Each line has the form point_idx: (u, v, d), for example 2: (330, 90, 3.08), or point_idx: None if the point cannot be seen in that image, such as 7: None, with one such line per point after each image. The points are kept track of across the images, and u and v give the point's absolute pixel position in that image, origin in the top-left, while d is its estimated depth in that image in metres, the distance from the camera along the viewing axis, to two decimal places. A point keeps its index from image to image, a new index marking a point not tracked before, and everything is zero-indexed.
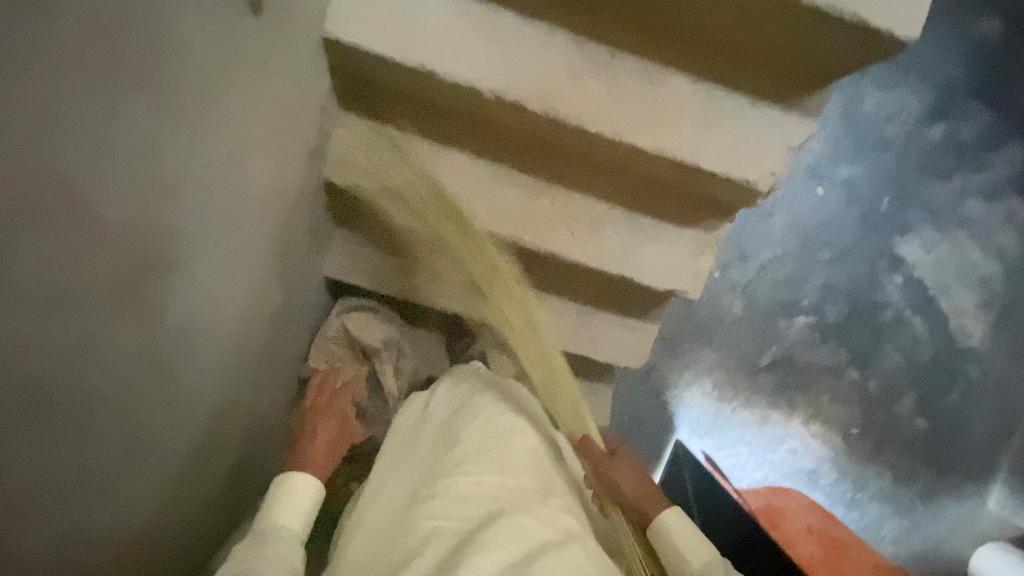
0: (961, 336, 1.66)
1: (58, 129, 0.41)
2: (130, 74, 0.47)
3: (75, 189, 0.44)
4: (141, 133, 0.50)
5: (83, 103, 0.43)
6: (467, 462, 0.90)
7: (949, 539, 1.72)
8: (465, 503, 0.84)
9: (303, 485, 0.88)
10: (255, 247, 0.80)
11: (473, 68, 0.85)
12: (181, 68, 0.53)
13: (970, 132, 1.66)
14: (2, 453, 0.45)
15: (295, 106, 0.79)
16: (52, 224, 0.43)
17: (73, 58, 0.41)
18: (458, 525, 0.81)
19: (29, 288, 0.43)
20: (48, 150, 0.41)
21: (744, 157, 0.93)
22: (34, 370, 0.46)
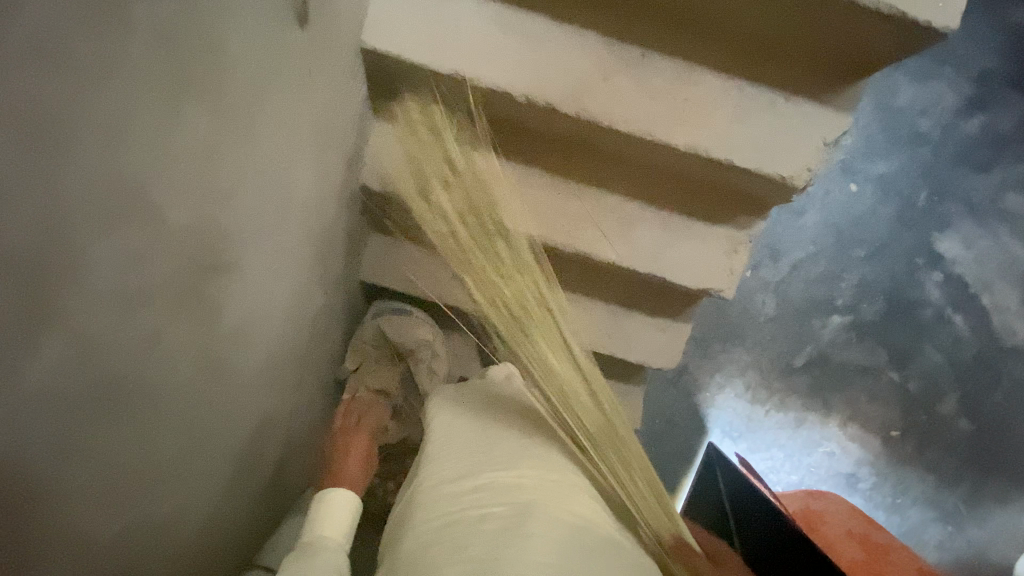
0: (1006, 333, 1.73)
1: (131, 138, 0.47)
2: (192, 92, 0.53)
3: (142, 192, 0.50)
4: (199, 140, 0.56)
5: (152, 111, 0.48)
6: (511, 458, 0.87)
7: (998, 543, 1.77)
8: (517, 491, 0.80)
9: (344, 500, 0.92)
10: (299, 247, 0.86)
11: (506, 69, 0.88)
12: (234, 82, 0.59)
13: (1007, 123, 1.72)
14: (77, 446, 0.50)
15: (334, 107, 0.85)
16: (125, 225, 0.49)
17: (145, 72, 0.46)
18: (509, 511, 0.76)
19: (106, 286, 0.48)
20: (121, 155, 0.46)
21: (780, 152, 0.90)
22: (108, 368, 0.51)
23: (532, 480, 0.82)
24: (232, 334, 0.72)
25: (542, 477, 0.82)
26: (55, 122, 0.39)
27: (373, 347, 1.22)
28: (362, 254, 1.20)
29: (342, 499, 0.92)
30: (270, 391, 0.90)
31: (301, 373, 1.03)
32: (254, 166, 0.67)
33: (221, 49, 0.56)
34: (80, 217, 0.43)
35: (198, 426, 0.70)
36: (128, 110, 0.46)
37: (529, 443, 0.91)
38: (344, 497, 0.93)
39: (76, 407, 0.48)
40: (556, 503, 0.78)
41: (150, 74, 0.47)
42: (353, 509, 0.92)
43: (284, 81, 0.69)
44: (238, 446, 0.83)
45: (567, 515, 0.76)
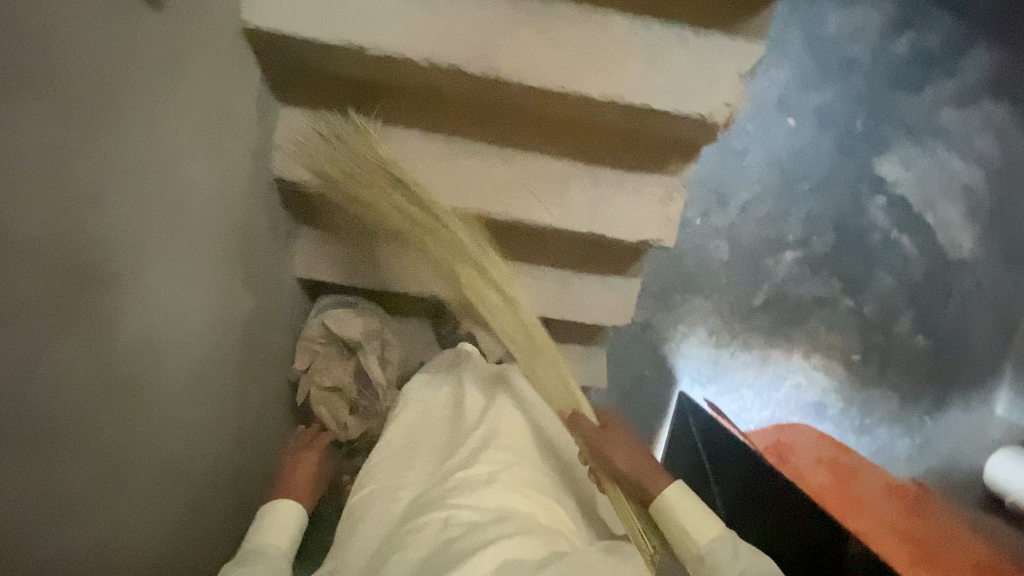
0: (951, 248, 1.77)
1: None
2: (23, 91, 0.47)
3: None
4: (42, 140, 0.50)
5: None
6: (481, 451, 0.88)
7: (964, 449, 1.84)
8: (486, 490, 0.80)
9: (285, 506, 0.89)
10: (210, 247, 0.82)
11: (403, 34, 0.83)
12: (79, 77, 0.53)
13: (936, 39, 1.72)
14: None
15: (222, 94, 0.79)
16: None
17: None
18: (477, 512, 0.76)
19: None
20: None
21: (696, 90, 0.88)
22: None
23: (504, 477, 0.83)
24: (137, 350, 0.68)
25: (513, 475, 0.84)
26: None
27: (321, 344, 1.19)
28: (294, 249, 1.14)
29: (286, 509, 0.89)
30: (205, 404, 0.86)
31: (244, 380, 0.99)
32: (127, 167, 0.62)
33: (52, 40, 0.50)
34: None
35: (114, 450, 0.66)
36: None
37: (498, 435, 0.92)
38: (292, 506, 0.90)
39: None
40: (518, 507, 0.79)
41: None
42: (301, 520, 0.90)
43: (149, 72, 0.63)
44: (175, 465, 0.80)
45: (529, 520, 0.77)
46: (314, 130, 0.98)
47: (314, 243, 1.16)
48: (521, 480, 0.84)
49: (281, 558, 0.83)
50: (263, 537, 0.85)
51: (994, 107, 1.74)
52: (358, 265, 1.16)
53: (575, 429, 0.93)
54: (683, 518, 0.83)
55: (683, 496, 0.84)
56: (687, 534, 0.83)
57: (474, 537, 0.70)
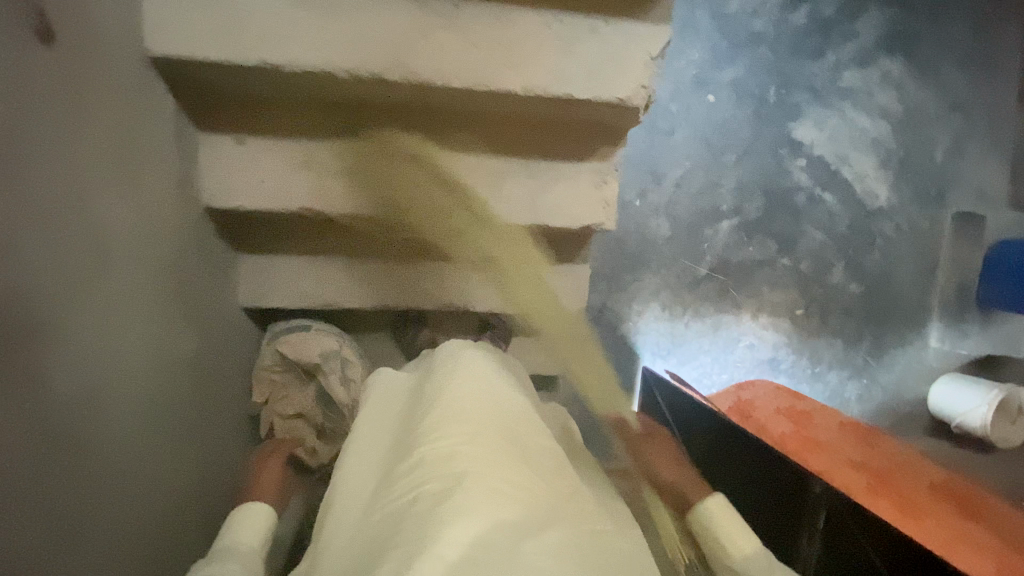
0: (869, 199, 1.91)
1: None
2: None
3: None
4: None
5: None
6: (446, 417, 0.74)
7: (907, 382, 1.97)
8: (454, 462, 0.66)
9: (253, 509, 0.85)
10: (143, 282, 0.79)
11: (317, 48, 0.82)
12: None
13: (830, 7, 1.84)
14: None
15: (137, 127, 0.77)
16: None
17: None
18: (444, 484, 0.64)
19: None
20: None
21: (612, 75, 0.91)
22: None
23: (471, 447, 0.69)
24: (78, 402, 0.64)
25: (483, 443, 0.70)
26: None
27: (278, 373, 1.15)
28: (236, 280, 1.11)
29: (253, 512, 0.85)
30: (156, 449, 0.82)
31: (197, 421, 0.95)
32: (41, 213, 0.59)
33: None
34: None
35: (68, 510, 0.63)
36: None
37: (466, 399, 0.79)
38: (261, 510, 0.86)
39: None
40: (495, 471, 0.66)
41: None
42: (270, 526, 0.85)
43: (49, 109, 0.60)
44: (134, 518, 0.75)
45: (508, 488, 0.64)
46: (240, 154, 0.95)
47: (257, 271, 1.13)
48: (492, 449, 0.69)
49: (249, 555, 0.77)
50: (234, 538, 0.79)
51: (890, 64, 1.87)
52: (306, 287, 1.14)
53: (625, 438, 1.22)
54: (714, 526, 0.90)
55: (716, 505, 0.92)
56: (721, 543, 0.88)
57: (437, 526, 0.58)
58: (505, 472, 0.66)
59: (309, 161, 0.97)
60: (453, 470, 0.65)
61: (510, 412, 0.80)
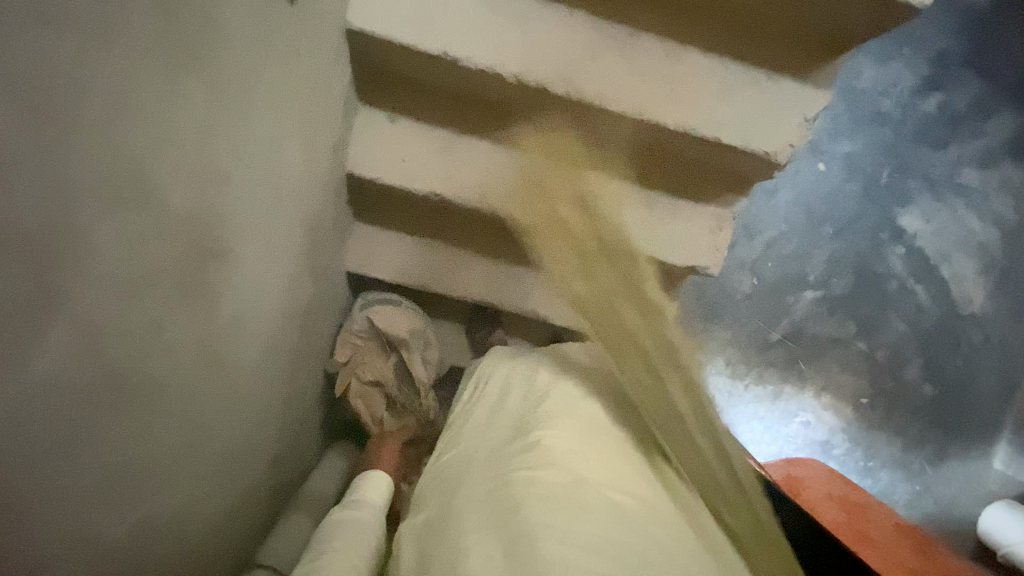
0: (964, 302, 1.83)
1: (136, 115, 0.46)
2: (173, 75, 0.50)
3: (145, 172, 0.49)
4: (198, 118, 0.56)
5: (155, 87, 0.48)
6: (558, 422, 0.85)
7: (961, 498, 1.87)
8: (561, 457, 0.77)
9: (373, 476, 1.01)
10: (290, 232, 0.85)
11: (493, 49, 0.87)
12: (218, 61, 0.57)
13: (963, 101, 1.80)
14: (92, 435, 0.49)
15: (319, 93, 0.84)
16: (129, 205, 0.48)
17: (147, 44, 0.46)
18: (551, 478, 0.73)
19: (111, 269, 0.47)
20: (126, 128, 0.46)
21: (762, 129, 0.93)
22: (115, 357, 0.50)
23: (579, 451, 0.78)
24: (226, 327, 0.70)
25: (590, 452, 0.79)
26: (74, 105, 0.40)
27: (364, 340, 1.19)
28: (347, 244, 1.17)
29: (376, 476, 1.01)
30: (266, 392, 0.88)
31: (293, 371, 1.00)
32: (242, 152, 0.66)
33: (205, 24, 0.54)
34: (77, 180, 0.41)
35: (199, 425, 0.68)
36: (117, 74, 0.44)
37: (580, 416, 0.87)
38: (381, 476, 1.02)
39: (91, 389, 0.48)
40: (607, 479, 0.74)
41: (134, 37, 0.45)
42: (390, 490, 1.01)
43: (269, 61, 0.68)
44: (233, 449, 0.79)
45: (608, 490, 0.72)
46: (390, 132, 1.02)
47: (368, 239, 1.19)
48: (600, 458, 0.78)
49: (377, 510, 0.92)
50: (362, 492, 0.96)
51: (1013, 170, 1.81)
52: (408, 265, 1.19)
53: None
54: None
55: None
56: None
57: (556, 512, 0.66)
58: (608, 474, 0.75)
59: (448, 151, 1.03)
60: (571, 470, 0.74)
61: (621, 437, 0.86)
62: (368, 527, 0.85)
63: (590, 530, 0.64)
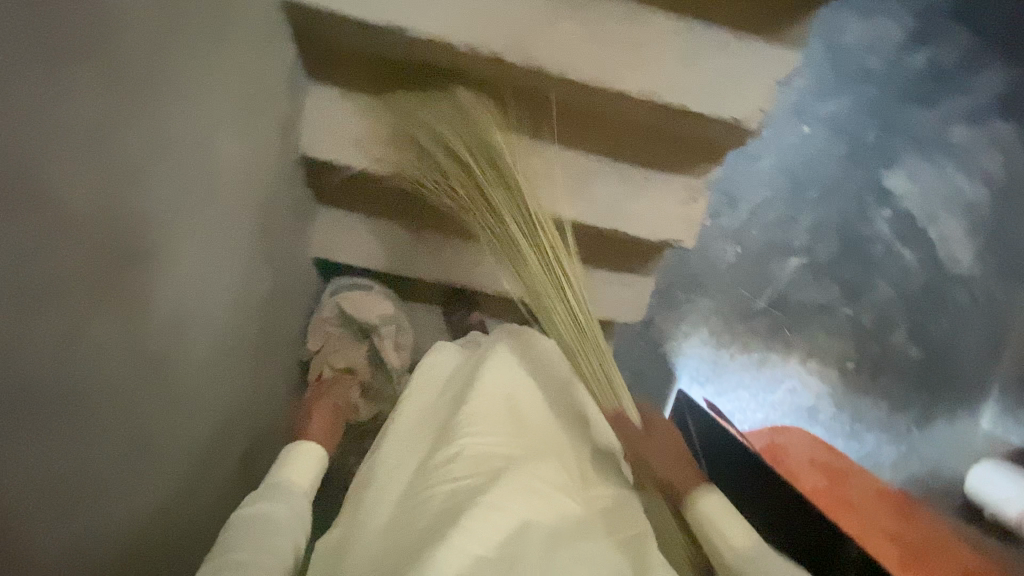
0: (951, 263, 1.81)
1: (16, 116, 0.42)
2: (61, 66, 0.46)
3: (38, 176, 0.45)
4: (104, 111, 0.51)
5: (39, 82, 0.44)
6: (488, 425, 0.85)
7: (946, 458, 1.89)
8: (487, 462, 0.78)
9: (304, 450, 0.89)
10: (238, 223, 0.81)
11: (442, 18, 0.82)
12: (121, 43, 0.52)
13: (952, 55, 1.74)
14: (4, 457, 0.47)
15: (259, 74, 0.80)
16: (21, 215, 0.44)
17: (21, 33, 0.42)
18: (475, 482, 0.74)
19: (7, 284, 0.44)
20: (5, 131, 0.42)
21: (731, 93, 0.89)
22: (22, 374, 0.47)
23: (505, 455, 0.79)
24: (170, 327, 0.68)
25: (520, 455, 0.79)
26: None
27: (334, 326, 1.18)
28: (312, 229, 1.14)
29: (306, 451, 0.89)
30: (225, 387, 0.87)
31: (257, 365, 0.98)
32: (166, 143, 0.62)
33: (99, 2, 0.49)
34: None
35: (144, 429, 0.66)
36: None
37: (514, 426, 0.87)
38: (313, 448, 0.91)
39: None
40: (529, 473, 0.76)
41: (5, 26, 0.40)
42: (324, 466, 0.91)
43: (194, 44, 0.63)
44: (190, 449, 0.78)
45: (530, 492, 0.73)
46: (345, 111, 0.97)
47: (333, 224, 1.15)
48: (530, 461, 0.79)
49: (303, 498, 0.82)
50: (286, 474, 0.85)
51: (1002, 126, 1.76)
52: (376, 248, 1.16)
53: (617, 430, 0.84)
54: (710, 518, 0.74)
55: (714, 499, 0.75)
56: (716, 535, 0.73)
57: (466, 512, 0.67)
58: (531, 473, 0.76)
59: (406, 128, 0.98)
60: (493, 473, 0.75)
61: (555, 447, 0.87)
62: (285, 524, 0.74)
63: (496, 533, 0.66)
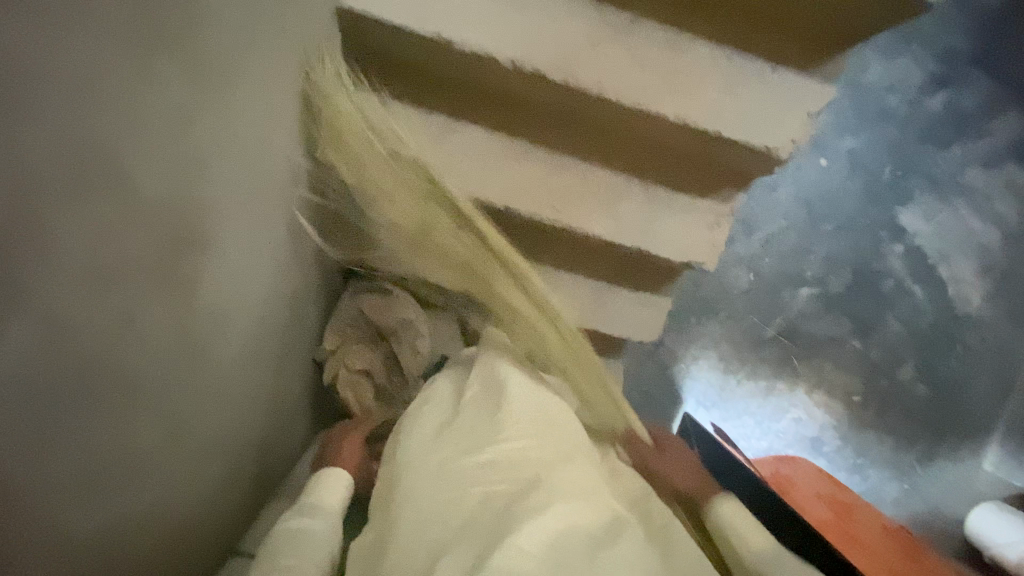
0: (961, 303, 1.82)
1: (100, 100, 0.44)
2: (142, 55, 0.48)
3: (114, 156, 0.47)
4: (171, 99, 0.53)
5: (122, 68, 0.46)
6: (518, 426, 0.82)
7: (948, 498, 1.88)
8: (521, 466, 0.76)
9: (333, 479, 0.89)
10: (277, 218, 0.83)
11: (489, 34, 0.84)
12: (190, 37, 0.55)
13: (970, 99, 1.77)
14: (55, 428, 0.48)
15: (309, 77, 0.82)
16: (96, 193, 0.46)
17: (109, 20, 0.44)
18: (516, 490, 0.73)
19: (76, 260, 0.45)
20: (89, 112, 0.43)
21: (765, 123, 0.91)
22: (83, 350, 0.48)
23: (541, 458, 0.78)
24: (210, 313, 0.69)
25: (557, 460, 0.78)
26: (27, 83, 0.38)
27: (352, 328, 1.19)
28: (339, 230, 1.15)
29: (334, 480, 0.89)
30: (251, 379, 0.87)
31: (280, 360, 0.98)
32: (223, 134, 0.64)
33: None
34: (35, 165, 0.39)
35: (178, 416, 0.67)
36: (76, 51, 0.41)
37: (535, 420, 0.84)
38: (341, 478, 0.90)
39: (54, 383, 0.46)
40: (563, 477, 0.75)
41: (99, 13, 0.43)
42: (351, 490, 0.91)
43: (251, 42, 0.66)
44: (214, 439, 0.78)
45: (576, 498, 0.72)
46: None
47: None
48: (570, 466, 0.77)
49: (336, 519, 0.83)
50: (316, 497, 0.85)
51: (1017, 171, 1.79)
52: None
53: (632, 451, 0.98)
54: (725, 525, 0.78)
55: (727, 504, 0.81)
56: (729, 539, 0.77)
57: (512, 522, 0.67)
58: (571, 479, 0.75)
59: (443, 137, 1.00)
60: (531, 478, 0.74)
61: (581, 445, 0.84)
62: (320, 540, 0.77)
63: (538, 540, 0.64)
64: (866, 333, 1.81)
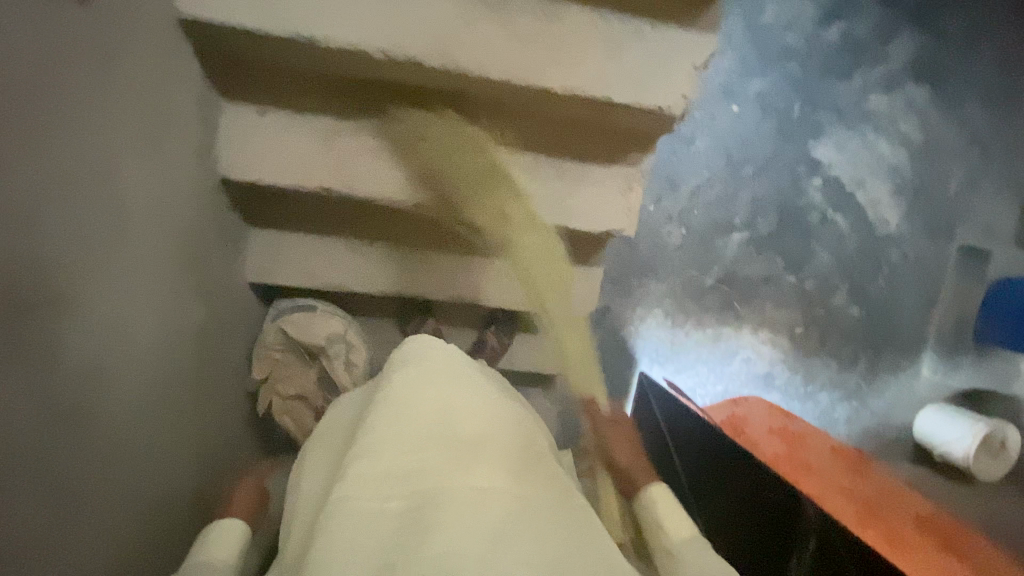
0: (880, 224, 1.91)
1: None
2: None
3: None
4: None
5: None
6: (423, 439, 0.70)
7: (895, 408, 1.99)
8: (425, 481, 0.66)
9: (223, 528, 0.83)
10: (157, 255, 0.77)
11: (354, 27, 0.79)
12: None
13: (864, 27, 1.82)
14: None
15: (165, 96, 0.75)
16: None
17: None
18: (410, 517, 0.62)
19: None
20: None
21: (652, 83, 0.90)
22: None
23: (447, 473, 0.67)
24: (85, 376, 0.63)
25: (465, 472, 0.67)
26: None
27: (281, 353, 1.12)
28: (244, 253, 1.08)
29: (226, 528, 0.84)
30: (165, 429, 0.81)
31: (199, 401, 0.92)
32: (60, 182, 0.57)
33: None
34: None
35: (71, 489, 0.62)
36: None
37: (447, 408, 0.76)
38: (235, 526, 0.85)
39: None
40: (464, 501, 0.64)
41: None
42: (248, 537, 0.84)
43: (81, 71, 0.59)
44: (129, 504, 0.73)
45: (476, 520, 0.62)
46: (262, 127, 0.93)
47: (267, 245, 1.10)
48: (479, 478, 0.67)
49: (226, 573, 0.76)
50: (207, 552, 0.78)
51: (916, 91, 1.86)
52: (313, 265, 1.12)
53: (594, 419, 1.14)
54: (654, 512, 0.92)
55: (658, 489, 0.95)
56: (658, 523, 0.90)
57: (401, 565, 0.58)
58: (477, 495, 0.65)
59: (331, 139, 0.94)
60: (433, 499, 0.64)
61: (498, 426, 0.77)
62: None
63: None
64: (797, 267, 1.88)
